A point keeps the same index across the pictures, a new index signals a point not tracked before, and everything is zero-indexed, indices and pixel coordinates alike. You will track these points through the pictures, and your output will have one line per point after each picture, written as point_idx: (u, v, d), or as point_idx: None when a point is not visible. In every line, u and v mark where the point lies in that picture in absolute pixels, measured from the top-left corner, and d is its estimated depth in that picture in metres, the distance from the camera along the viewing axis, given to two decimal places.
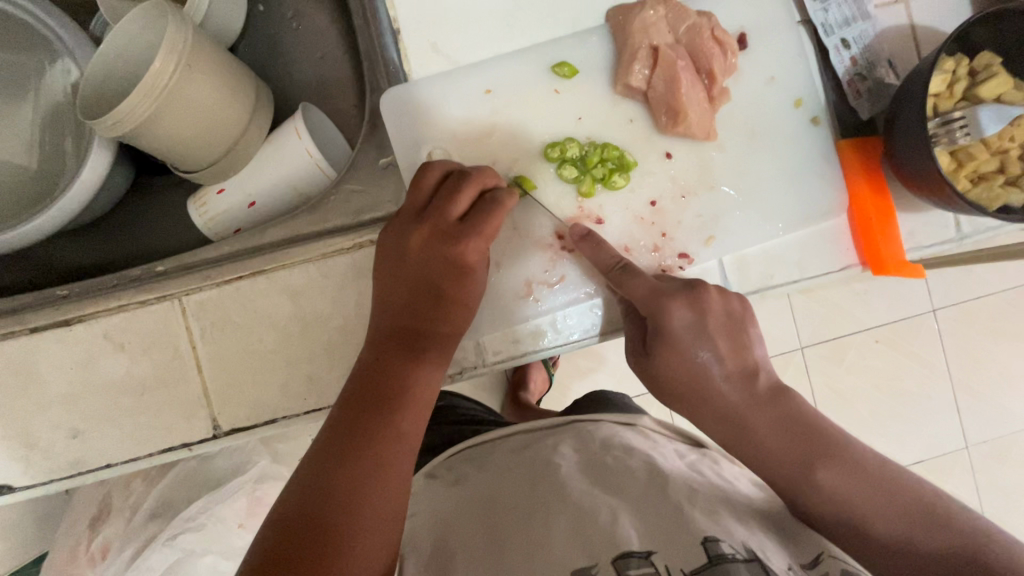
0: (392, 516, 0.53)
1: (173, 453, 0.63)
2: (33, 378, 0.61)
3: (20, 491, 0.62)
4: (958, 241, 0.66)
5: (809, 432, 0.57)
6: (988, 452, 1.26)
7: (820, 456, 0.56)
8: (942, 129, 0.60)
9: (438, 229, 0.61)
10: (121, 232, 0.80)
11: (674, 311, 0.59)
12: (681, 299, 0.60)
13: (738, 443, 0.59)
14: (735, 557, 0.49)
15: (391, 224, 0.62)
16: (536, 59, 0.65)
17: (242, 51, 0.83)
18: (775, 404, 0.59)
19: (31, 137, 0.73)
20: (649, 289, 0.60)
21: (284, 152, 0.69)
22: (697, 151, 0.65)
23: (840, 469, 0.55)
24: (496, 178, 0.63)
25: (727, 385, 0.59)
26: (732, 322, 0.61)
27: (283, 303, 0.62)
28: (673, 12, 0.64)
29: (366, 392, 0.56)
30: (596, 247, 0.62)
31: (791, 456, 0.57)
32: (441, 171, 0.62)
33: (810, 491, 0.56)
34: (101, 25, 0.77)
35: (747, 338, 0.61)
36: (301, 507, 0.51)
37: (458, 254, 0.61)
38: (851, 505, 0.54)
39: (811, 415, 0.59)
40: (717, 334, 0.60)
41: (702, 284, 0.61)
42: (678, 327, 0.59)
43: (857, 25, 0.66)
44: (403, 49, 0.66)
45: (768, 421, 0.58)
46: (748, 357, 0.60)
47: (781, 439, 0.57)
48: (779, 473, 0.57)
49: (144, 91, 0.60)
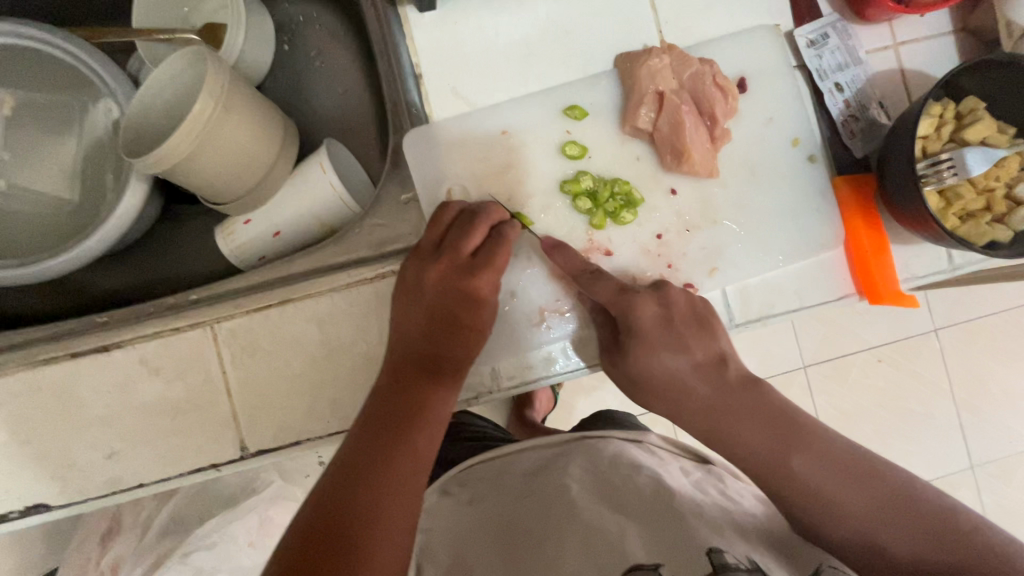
0: (409, 532, 0.56)
1: (203, 473, 0.66)
2: (73, 401, 0.65)
3: (57, 510, 0.65)
4: (951, 271, 0.70)
5: (785, 421, 0.59)
6: (991, 471, 1.27)
7: (796, 444, 0.58)
8: (931, 170, 0.64)
9: (455, 263, 0.64)
10: (152, 259, 0.84)
11: (642, 306, 0.63)
12: (647, 297, 0.63)
13: (714, 436, 0.61)
14: (738, 565, 0.52)
15: (411, 257, 0.66)
16: (548, 101, 0.70)
17: (268, 87, 0.88)
18: (747, 392, 0.60)
19: (73, 170, 0.78)
20: (617, 289, 0.64)
21: (310, 186, 0.73)
22: (700, 188, 0.69)
23: (815, 456, 0.57)
24: (503, 213, 0.67)
25: (698, 379, 0.61)
26: (697, 316, 0.64)
27: (310, 331, 0.66)
28: (676, 59, 0.69)
29: (382, 410, 0.60)
30: (566, 253, 0.66)
31: (767, 447, 0.58)
32: (457, 210, 0.67)
33: (785, 480, 0.58)
34: (138, 64, 0.82)
35: (713, 329, 0.64)
36: (319, 521, 0.53)
37: (472, 286, 0.64)
38: (829, 492, 0.56)
39: (784, 404, 0.60)
40: (683, 327, 0.63)
41: (666, 282, 0.66)
42: (646, 321, 0.63)
43: (850, 70, 0.70)
44: (424, 91, 0.70)
45: (742, 411, 0.60)
46: (713, 346, 0.63)
47: (758, 428, 0.59)
48: (756, 465, 0.59)
49: (185, 133, 0.64)
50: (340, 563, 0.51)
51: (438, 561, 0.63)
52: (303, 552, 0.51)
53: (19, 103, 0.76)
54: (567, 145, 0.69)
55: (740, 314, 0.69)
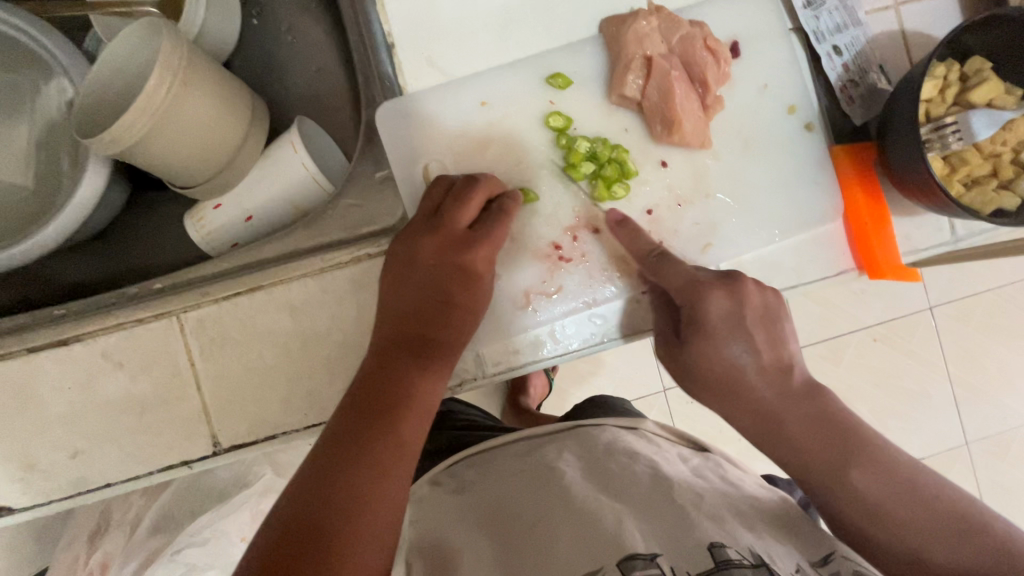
0: (393, 519, 0.52)
1: (173, 472, 0.62)
2: (31, 399, 0.61)
3: (21, 512, 0.61)
4: (953, 243, 0.67)
5: (845, 432, 0.56)
6: (988, 448, 1.26)
7: (856, 456, 0.55)
8: (934, 134, 0.61)
9: (450, 237, 0.61)
10: (119, 248, 0.80)
11: (711, 300, 0.59)
12: (718, 290, 0.59)
13: (773, 440, 0.58)
14: (742, 561, 0.49)
15: (404, 231, 0.62)
16: (530, 70, 0.65)
17: (236, 64, 0.83)
18: (812, 400, 0.58)
19: (28, 155, 0.74)
20: (686, 280, 0.60)
21: (280, 166, 0.69)
22: (692, 159, 0.66)
23: (876, 472, 0.55)
24: (500, 185, 0.64)
25: (761, 380, 0.58)
26: (766, 316, 0.60)
27: (282, 318, 0.62)
28: (666, 22, 0.64)
29: (369, 396, 0.56)
30: (634, 233, 0.63)
31: (826, 454, 0.56)
32: (449, 181, 0.63)
33: (841, 492, 0.55)
34: (96, 42, 0.77)
35: (782, 332, 0.61)
36: (298, 512, 0.49)
37: (468, 260, 0.61)
38: (884, 508, 0.53)
39: (852, 418, 0.57)
40: (752, 326, 0.59)
41: (739, 275, 0.61)
42: (715, 317, 0.59)
43: (849, 32, 0.66)
44: (397, 62, 0.66)
45: (806, 418, 0.57)
46: (782, 351, 0.60)
47: (817, 437, 0.56)
48: (811, 471, 0.56)
49: (141, 109, 0.60)
50: (314, 568, 0.46)
51: (424, 550, 0.59)
52: (274, 552, 0.47)
53: None
54: (551, 116, 0.65)
55: None
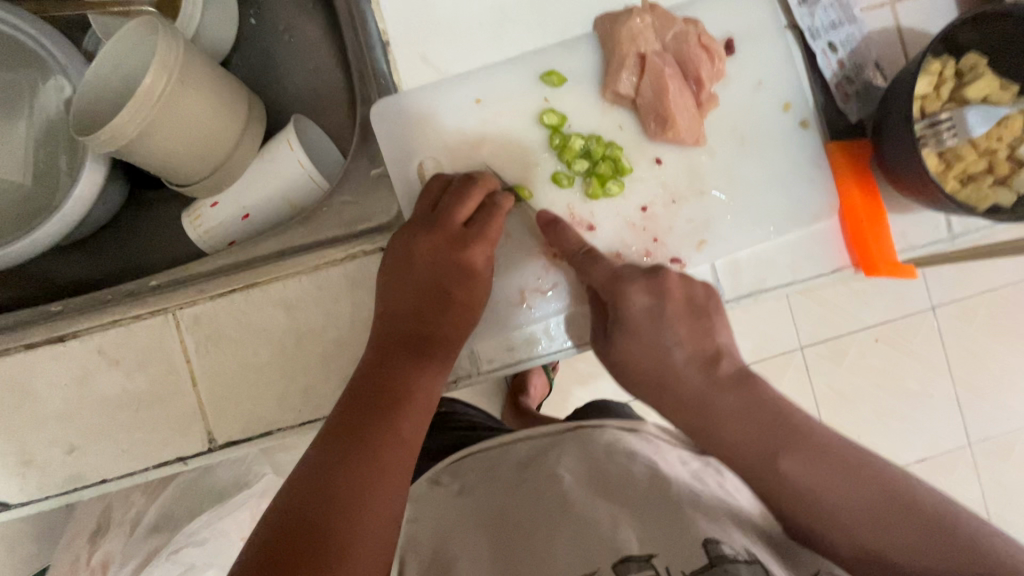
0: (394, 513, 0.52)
1: (168, 468, 0.63)
2: (28, 395, 0.61)
3: (17, 508, 0.62)
4: (950, 240, 0.66)
5: (775, 419, 0.56)
6: (991, 449, 1.26)
7: (785, 443, 0.55)
8: (929, 131, 0.60)
9: (446, 236, 0.61)
10: (118, 246, 0.80)
11: (631, 295, 0.60)
12: (638, 284, 0.61)
13: (703, 434, 0.57)
14: (736, 557, 0.49)
15: (403, 229, 0.62)
16: (525, 68, 0.66)
17: (235, 64, 0.84)
18: (740, 389, 0.57)
19: (26, 154, 0.74)
20: (608, 274, 0.61)
21: (276, 164, 0.69)
22: (686, 157, 0.66)
23: (803, 455, 0.54)
24: (496, 182, 0.64)
25: (688, 372, 0.59)
26: (691, 309, 0.61)
27: (277, 316, 0.62)
28: (659, 20, 0.65)
29: (368, 394, 0.56)
30: (560, 235, 0.63)
31: (753, 444, 0.56)
32: (445, 180, 0.63)
33: (774, 479, 0.55)
34: (95, 42, 0.77)
35: (709, 323, 0.61)
36: (298, 511, 0.49)
37: (465, 259, 0.61)
38: (816, 490, 0.53)
39: (780, 403, 0.57)
40: (676, 319, 0.60)
41: (663, 267, 0.62)
42: (637, 312, 0.60)
43: (843, 28, 0.66)
44: (392, 61, 0.66)
45: (733, 407, 0.57)
46: (708, 342, 0.60)
47: (747, 427, 0.56)
48: (745, 462, 0.56)
49: (137, 108, 0.60)
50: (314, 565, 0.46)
51: (422, 552, 0.60)
52: (272, 551, 0.47)
53: None
54: (546, 113, 0.65)
55: (730, 288, 0.66)
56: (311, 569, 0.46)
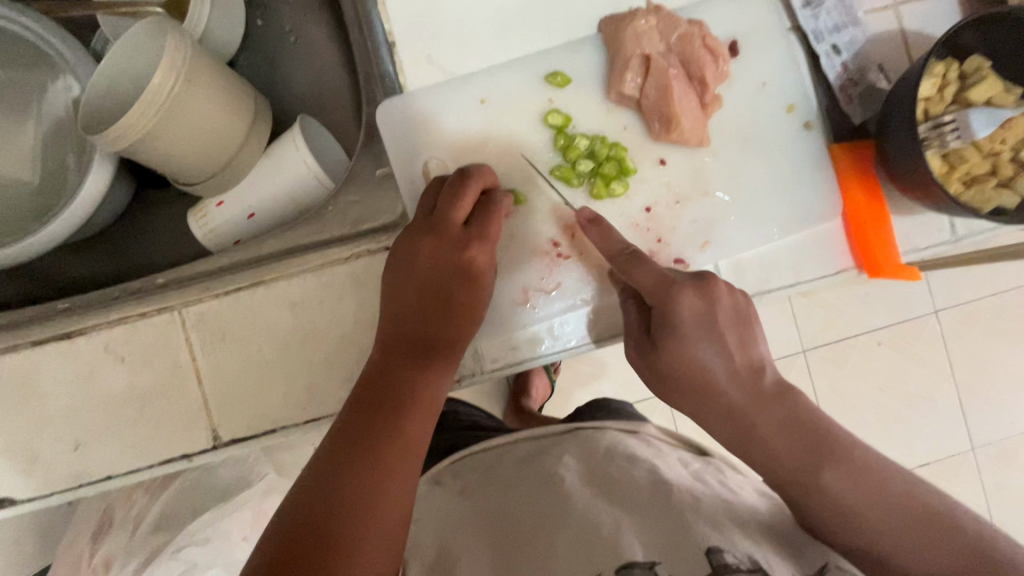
0: (403, 512, 0.52)
1: (173, 465, 0.63)
2: (35, 391, 0.62)
3: (22, 504, 0.62)
4: (954, 242, 0.66)
5: (817, 434, 0.56)
6: (995, 454, 1.25)
7: (828, 457, 0.55)
8: (932, 133, 0.61)
9: (447, 237, 0.61)
10: (124, 245, 0.81)
11: (683, 301, 0.58)
12: (689, 289, 0.58)
13: (744, 444, 0.57)
14: (738, 566, 0.48)
15: (407, 230, 0.62)
16: (530, 69, 0.66)
17: (241, 65, 0.85)
18: (782, 402, 0.57)
19: (34, 152, 0.75)
20: (658, 279, 0.58)
21: (282, 163, 0.70)
22: (690, 158, 0.66)
23: (848, 471, 0.54)
24: (495, 178, 0.64)
25: (731, 383, 0.58)
26: (739, 317, 0.60)
27: (282, 314, 0.63)
28: (664, 21, 0.65)
29: (375, 395, 0.56)
30: (607, 232, 0.62)
31: (796, 458, 0.55)
32: (443, 179, 0.64)
33: (815, 494, 0.54)
34: (102, 41, 0.78)
35: (752, 334, 0.60)
36: (305, 512, 0.49)
37: (467, 259, 0.61)
38: (857, 509, 0.53)
39: (821, 418, 0.57)
40: (724, 327, 0.59)
41: (711, 275, 0.60)
42: (686, 317, 0.58)
43: (847, 31, 0.66)
44: (398, 61, 0.66)
45: (775, 420, 0.57)
46: (751, 353, 0.60)
47: (790, 439, 0.56)
48: (784, 474, 0.55)
49: (145, 107, 0.61)
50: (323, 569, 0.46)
51: (426, 552, 0.61)
52: (283, 555, 0.47)
53: None
54: (550, 114, 0.65)
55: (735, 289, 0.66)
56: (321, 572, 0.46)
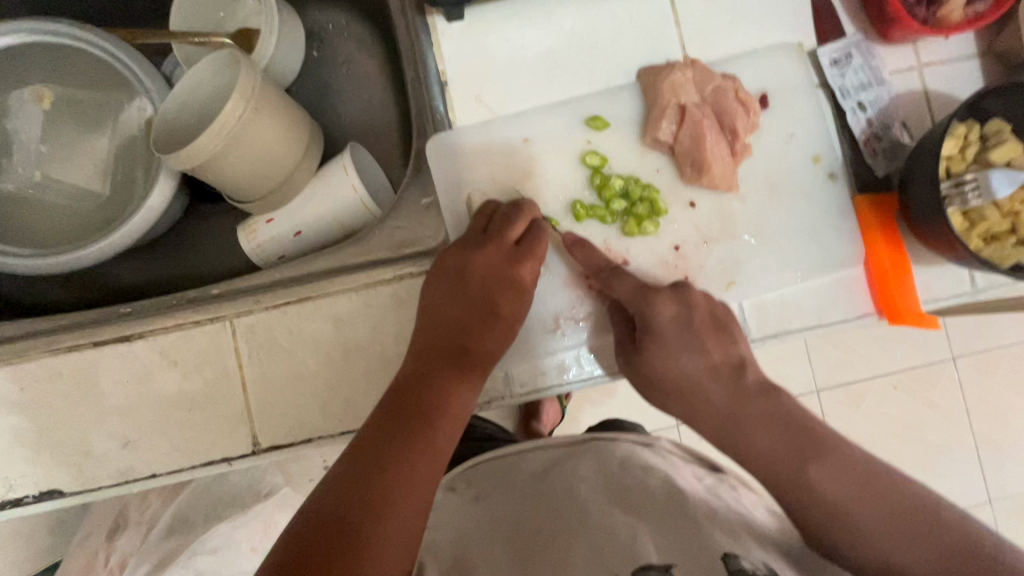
0: (420, 518, 0.54)
1: (214, 467, 0.66)
2: (93, 389, 0.66)
3: (71, 497, 0.66)
4: (973, 294, 0.69)
5: (800, 429, 0.58)
6: (1012, 507, 1.24)
7: (811, 453, 0.56)
8: (954, 191, 0.64)
9: (502, 250, 0.65)
10: (176, 254, 0.86)
11: (660, 305, 0.63)
12: (664, 295, 0.64)
13: (730, 442, 0.60)
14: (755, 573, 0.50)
15: (456, 245, 0.66)
16: (571, 112, 0.71)
17: (295, 91, 0.90)
18: (764, 397, 0.60)
19: (104, 165, 0.80)
20: (634, 287, 0.64)
21: (332, 187, 0.75)
22: (718, 202, 0.69)
23: (830, 465, 0.55)
24: (538, 213, 0.68)
25: (712, 382, 0.62)
26: (716, 321, 0.64)
27: (327, 328, 0.66)
28: (699, 74, 0.69)
29: (407, 402, 0.59)
30: (589, 253, 0.67)
31: (783, 455, 0.57)
32: (495, 204, 0.68)
33: (802, 491, 0.55)
34: (173, 65, 0.86)
35: (731, 334, 0.64)
36: (331, 508, 0.51)
37: (516, 275, 0.64)
38: (845, 504, 0.53)
39: (802, 413, 0.59)
40: (703, 330, 0.63)
41: (686, 283, 0.66)
42: (663, 321, 0.63)
43: (873, 89, 0.70)
44: (448, 98, 0.71)
45: (757, 418, 0.59)
46: (732, 351, 0.63)
47: (774, 435, 0.58)
48: (771, 472, 0.57)
49: (214, 131, 0.65)
50: (352, 557, 0.49)
51: (442, 559, 0.61)
52: (303, 540, 0.49)
53: (59, 98, 0.79)
54: (588, 154, 0.70)
55: (758, 327, 0.68)
56: (343, 567, 0.48)
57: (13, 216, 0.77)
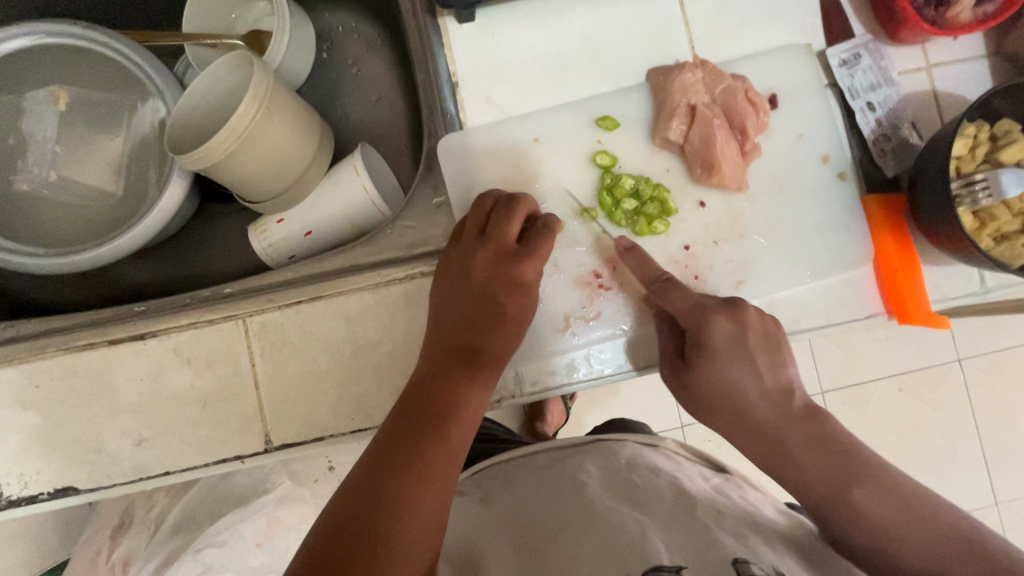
0: (439, 518, 0.55)
1: (226, 465, 0.67)
2: (106, 386, 0.66)
3: (84, 494, 0.66)
4: (982, 294, 0.69)
5: (846, 454, 0.58)
6: (1019, 509, 1.23)
7: (857, 476, 0.57)
8: (965, 190, 0.64)
9: (501, 251, 0.65)
10: (187, 254, 0.87)
11: (715, 325, 0.62)
12: (720, 315, 0.62)
13: (776, 461, 0.60)
14: None
15: (457, 245, 0.66)
16: (581, 112, 0.71)
17: (305, 92, 0.91)
18: (812, 420, 0.60)
19: (118, 165, 0.81)
20: (691, 304, 0.62)
21: (343, 187, 0.75)
22: (728, 201, 0.70)
23: (876, 490, 0.56)
24: (535, 206, 0.68)
25: (761, 403, 0.61)
26: (768, 341, 0.62)
27: (338, 327, 0.67)
28: (709, 75, 0.70)
29: (420, 404, 0.59)
30: (642, 259, 0.66)
31: (828, 477, 0.57)
32: (496, 200, 0.68)
33: (846, 513, 0.56)
34: (185, 66, 0.86)
35: (783, 356, 0.62)
36: (352, 511, 0.52)
37: (519, 272, 0.65)
38: (886, 527, 0.55)
39: (848, 437, 0.60)
40: (755, 350, 0.62)
41: (742, 301, 0.63)
42: (719, 340, 0.62)
43: (882, 90, 0.70)
44: (459, 99, 0.72)
45: (804, 440, 0.59)
46: (782, 374, 0.62)
47: (819, 458, 0.58)
48: (815, 493, 0.58)
49: (228, 132, 0.66)
50: (371, 557, 0.50)
51: (453, 557, 0.61)
52: (331, 545, 0.50)
53: (74, 99, 0.80)
54: (598, 154, 0.70)
55: None
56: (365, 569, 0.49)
57: (27, 216, 0.78)
